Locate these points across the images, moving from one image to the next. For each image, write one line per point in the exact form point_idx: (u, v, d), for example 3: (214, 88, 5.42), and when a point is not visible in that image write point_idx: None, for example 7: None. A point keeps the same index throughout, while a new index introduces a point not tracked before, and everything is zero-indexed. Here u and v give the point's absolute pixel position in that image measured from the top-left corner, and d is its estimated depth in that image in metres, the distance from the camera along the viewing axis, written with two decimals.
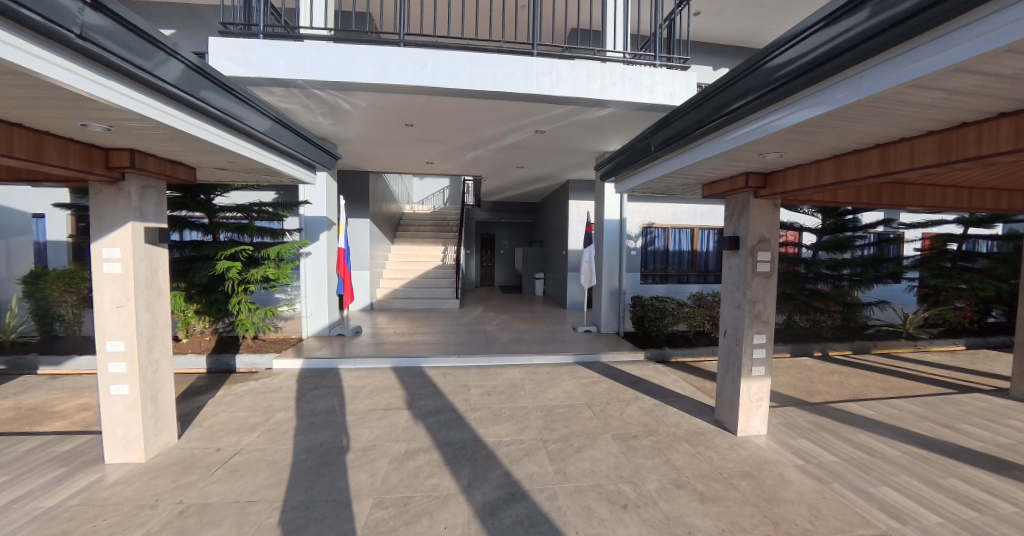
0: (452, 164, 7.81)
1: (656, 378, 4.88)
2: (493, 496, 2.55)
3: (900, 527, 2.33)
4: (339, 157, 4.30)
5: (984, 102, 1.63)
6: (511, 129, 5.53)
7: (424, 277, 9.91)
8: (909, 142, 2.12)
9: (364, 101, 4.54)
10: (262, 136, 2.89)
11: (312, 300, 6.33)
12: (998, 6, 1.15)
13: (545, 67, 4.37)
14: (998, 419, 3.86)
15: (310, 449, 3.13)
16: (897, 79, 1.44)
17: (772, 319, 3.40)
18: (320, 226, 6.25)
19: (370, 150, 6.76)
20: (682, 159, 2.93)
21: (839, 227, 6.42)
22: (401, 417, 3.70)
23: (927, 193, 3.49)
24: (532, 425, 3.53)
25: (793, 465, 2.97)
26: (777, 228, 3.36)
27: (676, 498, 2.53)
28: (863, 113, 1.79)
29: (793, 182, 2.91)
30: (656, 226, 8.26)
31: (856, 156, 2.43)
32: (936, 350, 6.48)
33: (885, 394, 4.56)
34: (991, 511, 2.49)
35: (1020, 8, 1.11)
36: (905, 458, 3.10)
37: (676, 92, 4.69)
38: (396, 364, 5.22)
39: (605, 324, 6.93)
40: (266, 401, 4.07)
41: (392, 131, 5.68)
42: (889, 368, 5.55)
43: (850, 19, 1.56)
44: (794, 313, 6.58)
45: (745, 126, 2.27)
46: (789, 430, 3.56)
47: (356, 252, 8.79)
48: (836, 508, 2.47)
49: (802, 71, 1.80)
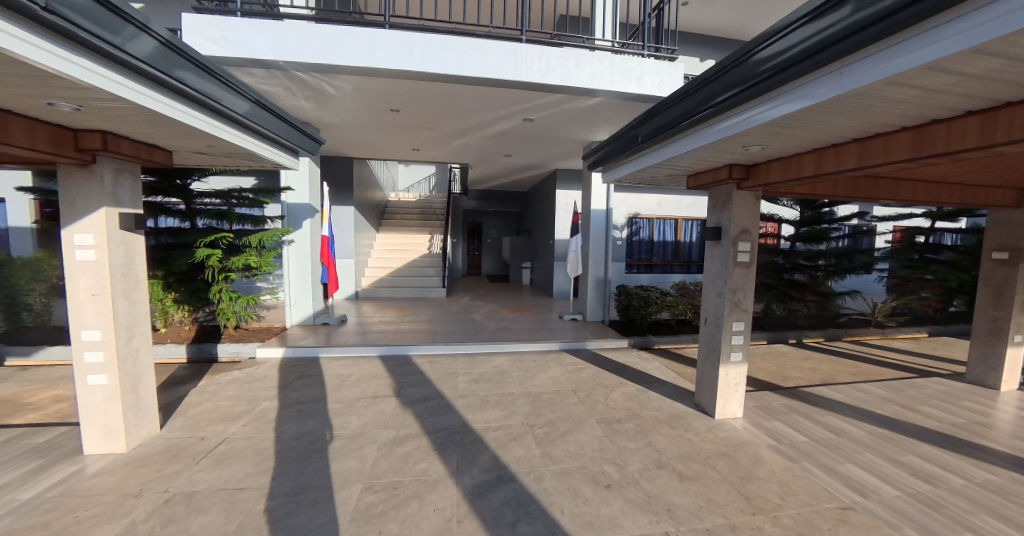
0: (440, 151, 7.72)
1: (639, 364, 5.02)
2: (481, 479, 2.62)
3: (861, 500, 2.49)
4: (323, 142, 4.21)
5: (953, 101, 1.71)
6: (500, 117, 5.51)
7: (410, 266, 9.86)
8: (884, 138, 2.22)
9: (348, 85, 4.43)
10: (240, 119, 2.78)
11: (296, 289, 6.22)
12: (980, 3, 1.20)
13: (534, 54, 4.34)
14: (953, 401, 4.13)
15: (299, 437, 3.14)
16: (876, 75, 1.50)
17: (751, 307, 3.52)
18: (304, 213, 6.12)
19: (354, 136, 6.61)
20: (670, 149, 2.96)
21: (816, 219, 6.68)
22: (390, 404, 3.73)
23: (900, 188, 3.63)
24: (519, 410, 3.60)
25: (767, 445, 3.13)
26: (758, 219, 3.46)
27: (658, 478, 2.65)
28: (841, 109, 1.86)
29: (774, 174, 3.00)
30: (642, 216, 8.36)
31: (834, 150, 2.51)
32: (901, 337, 6.83)
33: (853, 378, 4.80)
34: (945, 485, 2.69)
35: (988, 11, 1.19)
36: (870, 437, 3.30)
37: (663, 83, 4.73)
38: (383, 352, 5.23)
39: (591, 313, 7.06)
40: (251, 390, 4.03)
41: (377, 117, 5.58)
42: (860, 354, 5.84)
43: (833, 15, 1.60)
44: (773, 302, 6.89)
45: (729, 120, 2.32)
46: (764, 413, 3.72)
47: (341, 240, 8.67)
48: (805, 484, 2.62)
49: (786, 65, 1.84)
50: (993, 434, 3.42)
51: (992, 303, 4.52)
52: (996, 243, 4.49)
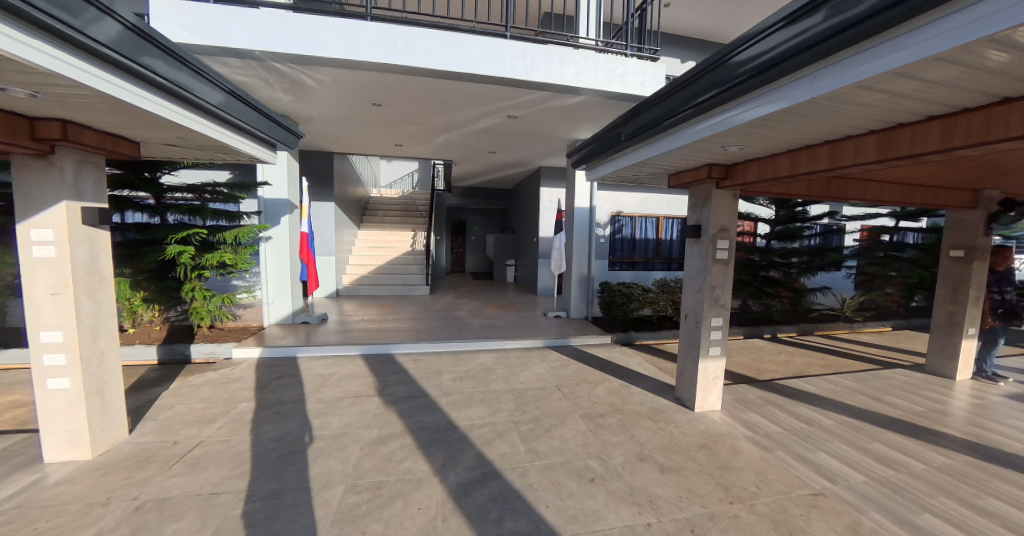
0: (423, 147, 7.63)
1: (622, 360, 5.11)
2: (466, 476, 2.61)
3: (831, 486, 2.61)
4: (302, 136, 4.09)
5: (916, 106, 1.80)
6: (484, 113, 5.47)
7: (392, 264, 9.73)
8: (853, 140, 2.31)
9: (329, 77, 4.32)
10: (214, 110, 2.68)
11: (274, 287, 6.05)
12: (940, 14, 1.27)
13: (519, 51, 4.33)
14: (915, 390, 4.36)
15: (278, 439, 3.06)
16: (847, 79, 1.56)
17: (729, 303, 3.63)
18: (282, 209, 5.95)
19: (334, 130, 6.46)
20: (652, 148, 3.01)
21: (790, 218, 6.92)
22: (373, 403, 3.68)
23: (868, 188, 3.79)
24: (504, 407, 3.61)
25: (744, 436, 3.24)
26: (736, 218, 3.56)
27: (640, 470, 2.70)
28: (814, 112, 1.93)
29: (752, 174, 3.08)
30: (624, 214, 8.48)
31: (808, 151, 2.61)
32: (868, 331, 7.16)
33: (824, 371, 5.01)
34: (906, 469, 2.84)
35: (948, 22, 1.26)
36: (838, 427, 3.45)
37: (646, 83, 4.80)
38: (366, 350, 5.15)
39: (574, 310, 7.13)
40: (227, 392, 3.90)
41: (359, 111, 5.47)
42: (830, 347, 6.09)
43: (807, 20, 1.66)
44: (749, 298, 7.10)
45: (709, 120, 2.37)
46: (741, 405, 3.85)
47: (321, 237, 8.47)
48: (779, 473, 2.73)
49: (763, 68, 1.89)
50: (950, 420, 3.63)
51: (950, 298, 4.78)
52: (954, 242, 4.75)
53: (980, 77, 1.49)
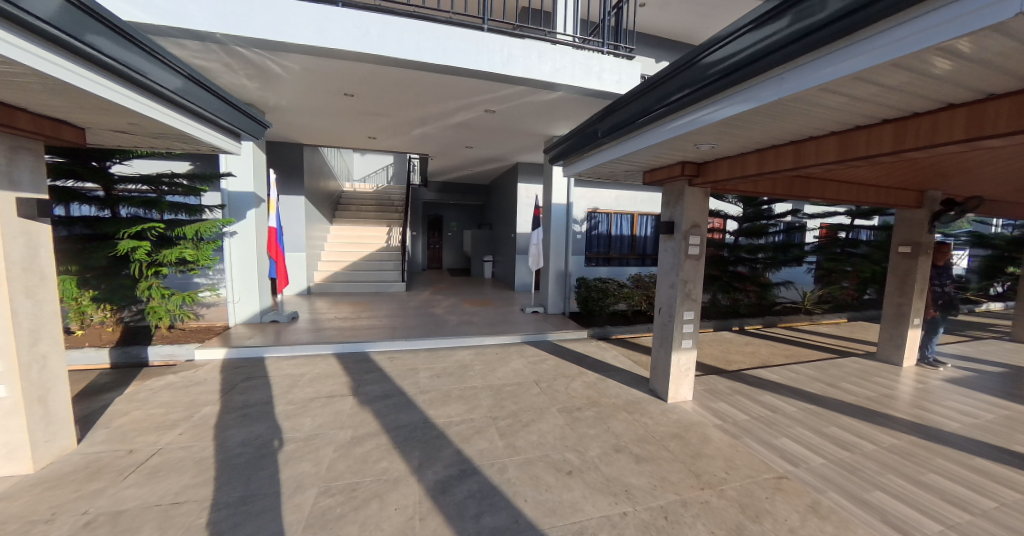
0: (398, 140, 7.46)
1: (598, 354, 5.19)
2: (444, 474, 2.59)
3: (793, 469, 2.75)
4: (269, 126, 3.91)
5: (873, 110, 1.90)
6: (461, 107, 5.40)
7: (366, 260, 9.50)
8: (815, 141, 2.42)
9: (297, 65, 4.13)
10: (171, 96, 2.52)
11: (239, 284, 5.77)
12: (890, 24, 1.35)
13: (497, 44, 4.29)
14: (867, 377, 4.67)
15: (246, 443, 2.93)
16: (808, 83, 1.64)
17: (700, 297, 3.74)
18: (248, 203, 5.68)
19: (304, 121, 6.21)
20: (628, 145, 3.05)
21: (756, 215, 7.23)
22: (346, 403, 3.58)
23: (828, 188, 4.00)
24: (482, 403, 3.60)
25: (714, 425, 3.36)
26: (707, 215, 3.67)
27: (616, 461, 2.76)
28: (779, 113, 2.01)
29: (722, 172, 3.18)
30: (600, 211, 8.60)
31: (773, 151, 2.72)
32: (826, 323, 7.60)
33: (787, 361, 5.28)
34: (860, 451, 3.04)
35: (898, 31, 1.34)
36: (800, 413, 3.64)
37: (622, 81, 4.86)
38: (339, 349, 5.01)
39: (552, 305, 7.19)
40: (188, 396, 3.70)
41: (330, 102, 5.28)
42: (792, 338, 6.43)
43: (773, 25, 1.72)
44: (719, 292, 7.37)
45: (682, 119, 2.42)
46: (711, 395, 3.99)
47: (290, 232, 8.16)
48: (746, 458, 2.85)
49: (732, 69, 1.95)
50: (898, 404, 3.91)
51: (900, 291, 5.12)
52: (902, 238, 5.08)
53: (930, 84, 1.59)
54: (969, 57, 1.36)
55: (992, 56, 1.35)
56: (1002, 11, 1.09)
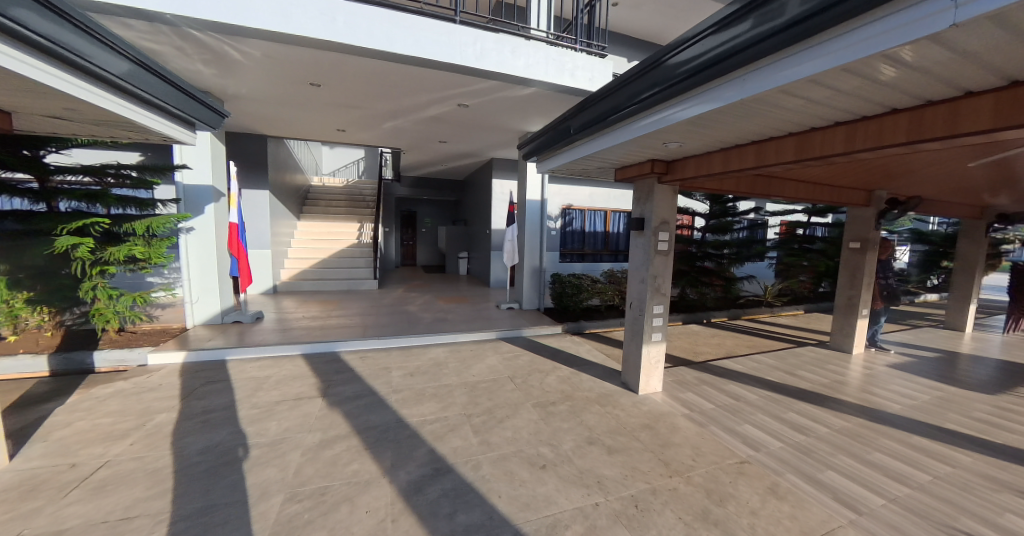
0: (369, 134, 7.24)
1: (572, 349, 5.27)
2: (417, 474, 2.55)
3: (754, 454, 2.90)
4: (228, 116, 3.71)
5: (827, 112, 2.00)
6: (433, 100, 5.29)
7: (337, 258, 9.21)
8: (775, 142, 2.53)
9: (259, 51, 3.93)
10: (117, 82, 2.34)
11: (197, 284, 5.45)
12: (841, 31, 1.43)
13: (470, 37, 4.23)
14: (822, 365, 4.97)
15: (205, 451, 2.78)
16: (768, 85, 1.70)
17: (669, 292, 3.86)
18: (206, 197, 5.37)
19: (266, 111, 5.91)
20: (599, 142, 3.08)
21: (722, 212, 7.51)
22: (315, 405, 3.47)
23: (787, 187, 4.20)
24: (456, 401, 3.57)
25: (682, 414, 3.48)
26: (675, 211, 3.78)
27: (589, 453, 2.81)
28: (742, 113, 2.08)
29: (689, 170, 3.28)
30: (574, 207, 8.69)
31: (737, 151, 2.82)
32: (785, 314, 8.03)
33: (749, 351, 5.54)
34: (814, 434, 3.23)
35: (847, 38, 1.42)
36: (761, 400, 3.83)
37: (594, 78, 4.90)
38: (308, 349, 4.84)
39: (526, 301, 7.23)
40: (140, 403, 3.47)
41: (296, 92, 5.05)
42: (754, 330, 6.75)
43: (737, 27, 1.76)
44: (687, 287, 7.64)
45: (651, 117, 2.46)
46: (679, 386, 4.14)
47: (254, 228, 7.78)
48: (712, 445, 2.97)
49: (699, 69, 2.00)
50: (848, 389, 4.19)
51: (851, 284, 5.46)
52: (853, 234, 5.40)
53: (877, 89, 1.69)
54: (911, 64, 1.45)
55: (931, 64, 1.44)
56: (937, 23, 1.17)
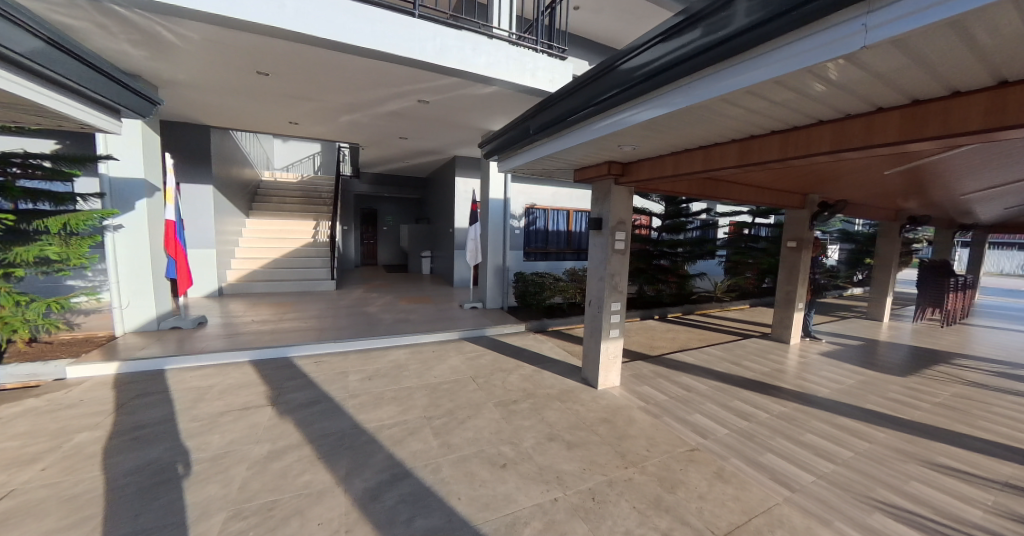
0: (324, 127, 6.92)
1: (535, 346, 5.33)
2: (374, 481, 2.48)
3: (703, 441, 3.07)
4: (161, 104, 3.41)
5: (763, 121, 2.15)
6: (392, 95, 5.14)
7: (290, 257, 8.74)
8: (719, 147, 2.69)
9: (196, 34, 3.63)
10: (21, 61, 2.08)
11: (127, 287, 4.94)
12: (768, 48, 1.54)
13: (429, 32, 4.14)
14: (764, 355, 5.36)
15: (136, 470, 2.54)
16: (708, 94, 1.81)
17: (625, 289, 3.99)
18: (138, 191, 4.89)
19: (207, 99, 5.48)
20: (559, 143, 3.13)
21: (676, 213, 7.89)
22: (264, 415, 3.28)
23: (732, 189, 4.48)
24: (417, 404, 3.50)
25: (638, 407, 3.62)
26: (631, 212, 3.92)
27: (549, 450, 2.86)
28: (689, 119, 2.19)
29: (643, 172, 3.42)
30: (538, 207, 8.77)
31: (686, 154, 2.98)
32: (733, 308, 8.58)
33: (701, 344, 5.87)
34: (755, 419, 3.48)
35: (773, 54, 1.53)
36: (711, 390, 4.07)
37: (555, 79, 4.96)
38: (257, 356, 4.56)
39: (490, 301, 7.22)
40: (57, 422, 3.11)
41: (242, 80, 4.73)
42: (705, 324, 7.16)
43: (681, 38, 1.85)
44: (645, 284, 7.96)
45: (606, 119, 2.53)
46: (636, 380, 4.30)
47: (196, 226, 7.21)
48: (665, 435, 3.12)
49: (648, 76, 2.07)
50: (786, 376, 4.55)
51: (790, 280, 5.91)
52: (791, 234, 5.85)
53: (805, 102, 1.83)
54: (831, 81, 1.60)
55: (848, 81, 1.59)
56: (848, 46, 1.30)
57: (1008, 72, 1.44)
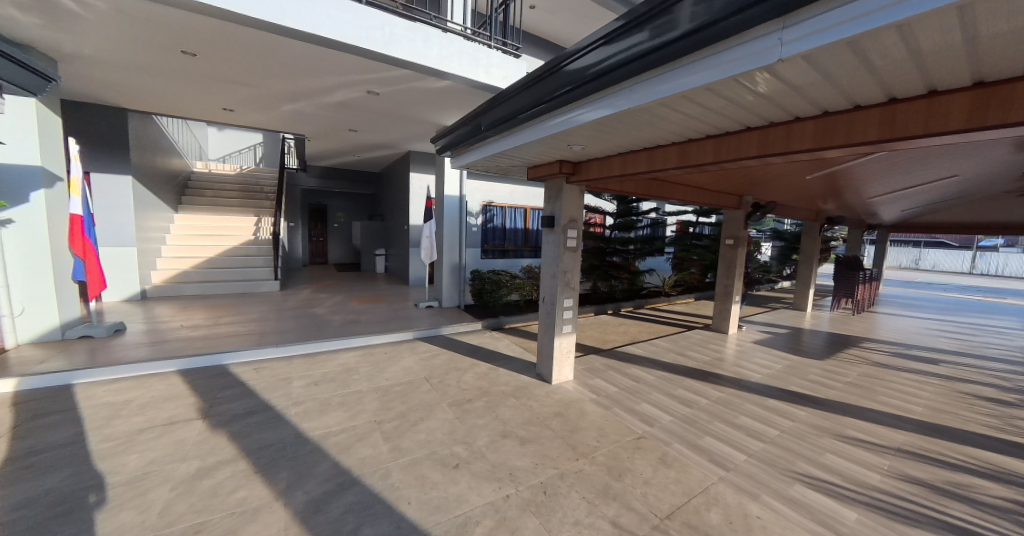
0: (265, 116, 6.43)
1: (491, 344, 5.33)
2: (317, 492, 2.35)
3: (649, 429, 3.23)
4: (58, 81, 2.98)
5: (699, 126, 2.29)
6: (339, 84, 4.88)
7: (227, 256, 8.07)
8: (661, 149, 2.83)
9: (104, 3, 3.20)
10: None
11: (22, 292, 4.29)
12: (697, 57, 1.63)
13: (378, 20, 3.98)
14: (705, 345, 5.74)
15: (30, 501, 2.22)
16: (648, 97, 1.88)
17: (577, 286, 4.10)
18: (32, 181, 4.26)
19: (121, 79, 4.88)
20: (511, 140, 3.13)
21: (627, 212, 8.25)
22: (193, 429, 2.99)
23: (677, 190, 4.74)
24: (366, 408, 3.37)
25: (590, 400, 3.74)
26: (582, 210, 4.01)
27: (502, 447, 2.87)
28: (632, 121, 2.28)
29: (593, 172, 3.52)
30: (495, 204, 8.74)
31: (631, 155, 3.10)
32: (680, 302, 9.13)
33: (649, 336, 6.17)
34: (696, 405, 3.72)
35: (702, 63, 1.63)
36: (657, 380, 4.29)
37: (508, 77, 4.97)
38: (186, 365, 4.15)
39: (446, 299, 7.11)
40: None
41: (164, 60, 4.27)
42: (654, 317, 7.55)
43: (622, 42, 1.90)
44: (598, 280, 8.25)
45: (556, 118, 2.56)
46: (589, 373, 4.44)
47: (111, 222, 6.42)
48: (614, 426, 3.24)
49: (592, 78, 2.12)
50: (724, 364, 4.90)
51: (728, 274, 6.37)
52: (729, 233, 6.30)
53: (734, 109, 1.97)
54: (754, 91, 1.72)
55: (769, 92, 1.72)
56: (766, 58, 1.41)
57: (897, 89, 1.63)
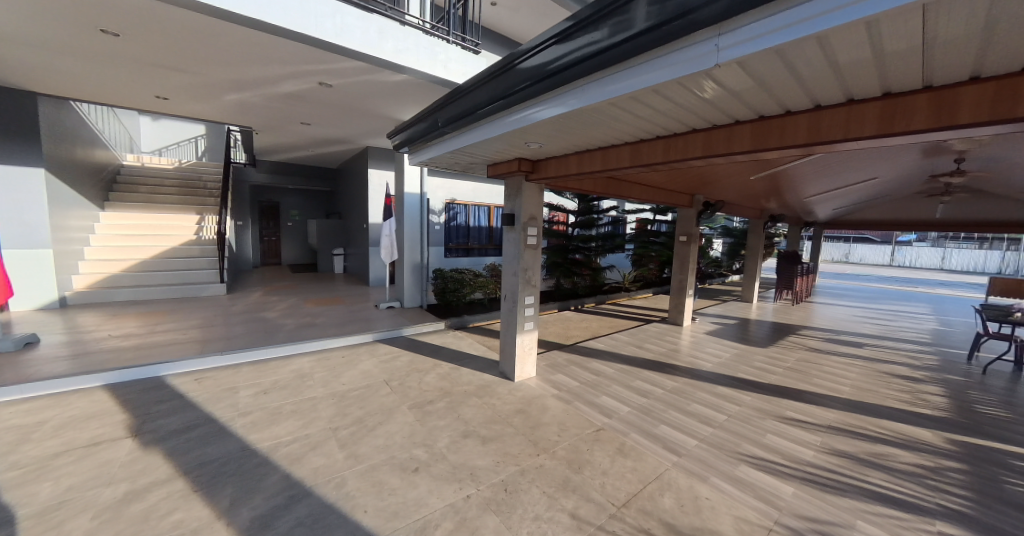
0: (205, 106, 5.96)
1: (454, 344, 5.27)
2: (264, 508, 2.21)
3: (608, 421, 3.32)
4: None
5: (649, 127, 2.36)
6: (287, 74, 4.61)
7: (165, 258, 7.42)
8: (614, 148, 2.91)
9: None
10: None
11: None
12: (643, 58, 1.68)
13: (328, 8, 3.79)
14: (661, 337, 6.00)
15: None
16: (598, 97, 1.92)
17: (538, 283, 4.14)
18: None
19: (28, 58, 4.32)
20: (468, 137, 3.09)
21: (587, 210, 8.47)
22: (121, 449, 2.72)
23: (633, 188, 4.89)
24: (321, 415, 3.22)
25: (552, 395, 3.79)
26: (542, 207, 4.05)
27: (464, 447, 2.84)
28: (586, 120, 2.32)
29: (551, 170, 3.55)
30: (458, 202, 8.63)
31: (587, 154, 3.16)
32: (639, 297, 9.49)
33: (610, 331, 6.36)
34: (652, 396, 3.87)
35: (647, 65, 1.68)
36: (616, 373, 4.43)
37: (468, 73, 4.92)
38: (114, 379, 3.76)
39: (408, 299, 6.95)
40: None
41: (80, 40, 3.83)
42: (615, 312, 7.79)
43: (573, 42, 1.92)
44: (562, 277, 8.31)
45: (512, 115, 2.56)
46: (551, 369, 4.50)
47: (18, 221, 5.63)
48: (575, 419, 3.31)
49: (545, 76, 2.13)
50: (678, 355, 5.15)
51: (682, 269, 6.70)
52: (682, 230, 6.60)
53: (680, 111, 2.05)
54: (698, 93, 1.80)
55: (711, 95, 1.81)
56: (704, 62, 1.49)
57: (821, 97, 1.76)
